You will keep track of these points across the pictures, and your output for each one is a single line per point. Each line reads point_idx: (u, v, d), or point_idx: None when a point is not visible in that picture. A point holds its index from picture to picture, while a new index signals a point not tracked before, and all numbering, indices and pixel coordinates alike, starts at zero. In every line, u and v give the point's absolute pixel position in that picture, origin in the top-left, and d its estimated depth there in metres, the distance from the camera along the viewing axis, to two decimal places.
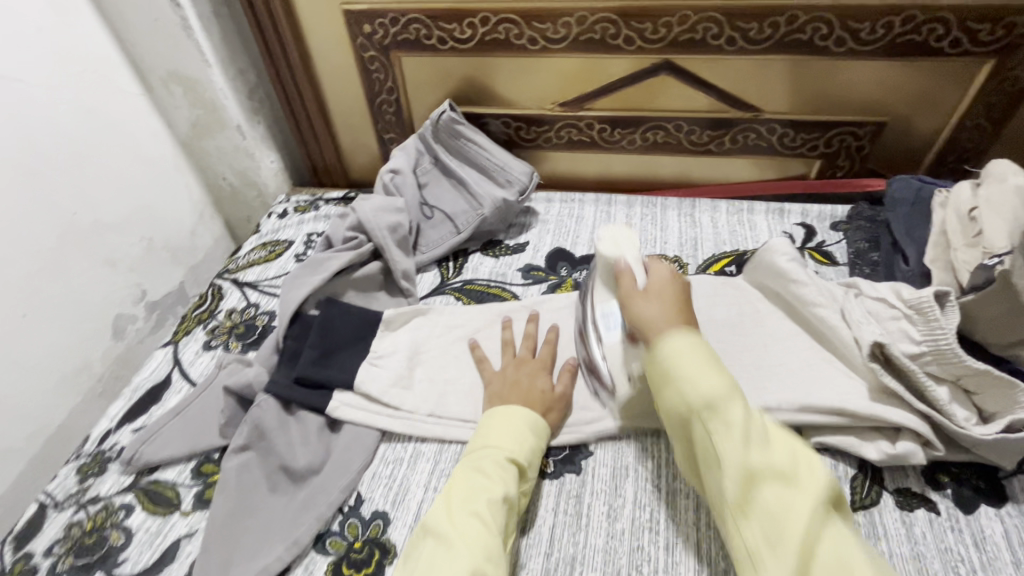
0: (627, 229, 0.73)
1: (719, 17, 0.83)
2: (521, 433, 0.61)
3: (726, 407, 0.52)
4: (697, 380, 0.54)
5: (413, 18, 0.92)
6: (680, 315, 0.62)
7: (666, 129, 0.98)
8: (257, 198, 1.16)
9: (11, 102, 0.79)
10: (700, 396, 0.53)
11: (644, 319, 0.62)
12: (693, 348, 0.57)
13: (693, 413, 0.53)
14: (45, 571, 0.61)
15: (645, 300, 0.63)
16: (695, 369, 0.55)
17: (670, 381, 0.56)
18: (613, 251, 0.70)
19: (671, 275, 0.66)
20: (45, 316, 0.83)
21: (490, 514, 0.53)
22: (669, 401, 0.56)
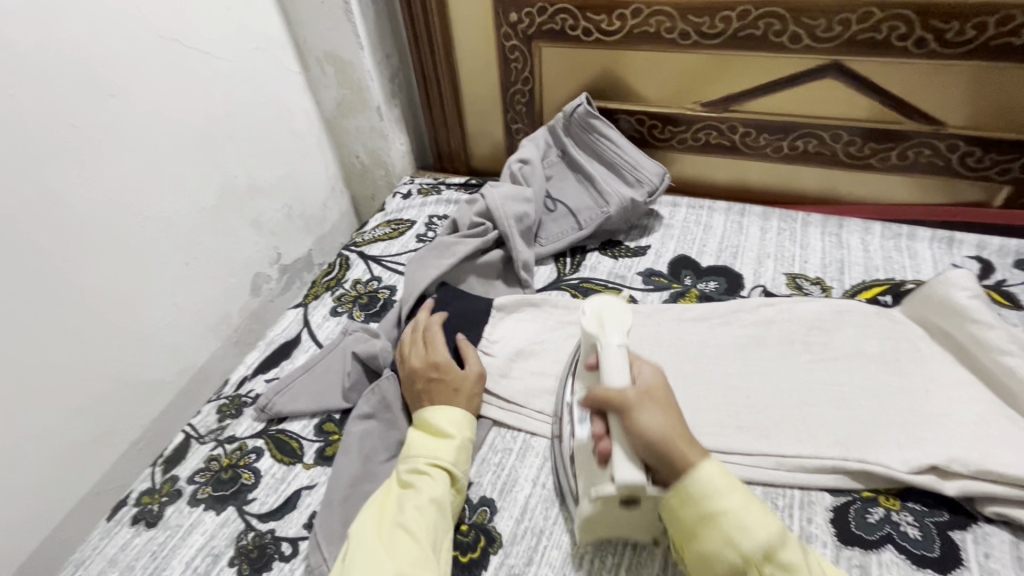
0: (621, 305, 0.62)
1: (908, 15, 0.74)
2: (450, 436, 0.61)
3: (783, 553, 0.46)
4: (747, 523, 0.47)
5: (561, 8, 0.92)
6: (686, 435, 0.52)
7: (820, 138, 0.89)
8: (383, 177, 1.22)
9: (200, 71, 0.88)
10: (756, 546, 0.46)
11: (650, 434, 0.51)
12: (726, 480, 0.50)
13: (748, 561, 0.46)
14: (187, 495, 0.68)
15: (643, 405, 0.53)
16: (741, 503, 0.48)
17: (712, 522, 0.48)
18: (596, 329, 0.60)
19: (654, 377, 0.57)
20: (202, 265, 0.92)
21: (415, 519, 0.54)
22: (712, 551, 0.47)
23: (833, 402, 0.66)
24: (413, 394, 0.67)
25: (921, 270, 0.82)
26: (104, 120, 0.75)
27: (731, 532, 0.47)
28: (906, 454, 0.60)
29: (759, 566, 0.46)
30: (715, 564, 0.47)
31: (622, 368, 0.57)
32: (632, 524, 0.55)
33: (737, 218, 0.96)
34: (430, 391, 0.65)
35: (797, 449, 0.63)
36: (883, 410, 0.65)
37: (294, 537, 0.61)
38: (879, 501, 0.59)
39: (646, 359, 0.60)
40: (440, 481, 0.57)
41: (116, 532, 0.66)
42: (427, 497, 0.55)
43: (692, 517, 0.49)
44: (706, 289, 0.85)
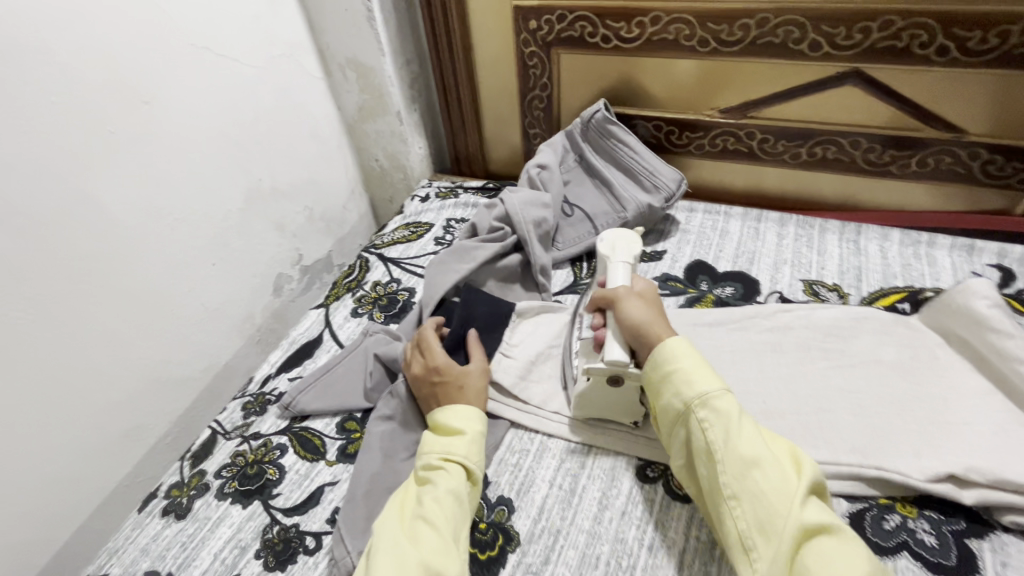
0: (632, 237, 0.76)
1: (930, 23, 0.74)
2: (463, 431, 0.62)
3: (717, 400, 0.54)
4: (691, 378, 0.56)
5: (580, 16, 0.93)
6: (666, 324, 0.62)
7: (839, 145, 0.89)
8: (402, 181, 1.24)
9: (228, 78, 0.90)
10: (693, 392, 0.55)
11: (632, 317, 0.62)
12: (684, 348, 0.58)
13: (687, 407, 0.55)
14: (214, 489, 0.70)
15: (630, 300, 0.65)
16: (690, 366, 0.57)
17: (666, 378, 0.57)
18: (607, 251, 0.74)
19: (649, 285, 0.68)
20: (227, 266, 0.95)
21: (434, 511, 0.55)
22: (664, 402, 0.57)
23: (850, 409, 0.67)
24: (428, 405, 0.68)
25: (941, 277, 0.82)
26: (138, 126, 0.78)
27: (676, 384, 0.56)
28: (924, 463, 0.60)
29: (694, 409, 0.54)
30: (667, 412, 0.57)
31: (622, 279, 0.69)
32: (617, 405, 0.65)
33: (754, 224, 0.96)
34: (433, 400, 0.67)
35: (813, 455, 0.63)
36: (900, 419, 0.65)
37: (318, 532, 0.63)
38: (896, 508, 0.60)
39: (643, 278, 0.72)
40: (456, 474, 0.58)
41: (148, 523, 0.68)
42: (444, 490, 0.56)
43: (654, 378, 0.59)
44: (722, 295, 0.85)
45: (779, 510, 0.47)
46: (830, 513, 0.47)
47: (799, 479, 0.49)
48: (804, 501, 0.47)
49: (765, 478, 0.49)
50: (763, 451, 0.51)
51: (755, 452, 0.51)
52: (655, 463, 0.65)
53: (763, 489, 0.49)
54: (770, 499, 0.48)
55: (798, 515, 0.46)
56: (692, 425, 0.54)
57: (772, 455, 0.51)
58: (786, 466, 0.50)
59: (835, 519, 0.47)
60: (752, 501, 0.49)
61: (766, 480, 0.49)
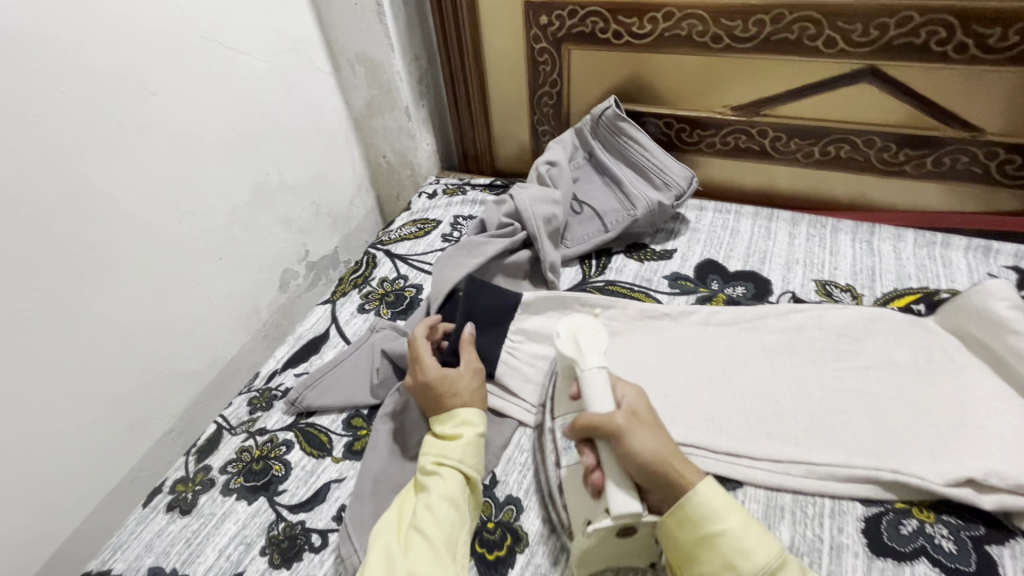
0: (593, 321, 0.63)
1: (948, 20, 0.73)
2: (458, 435, 0.61)
3: (784, 575, 0.46)
4: (745, 547, 0.47)
5: (592, 11, 0.92)
6: (679, 457, 0.53)
7: (853, 144, 0.88)
8: (409, 177, 1.23)
9: (237, 71, 0.90)
10: (756, 567, 0.46)
11: (643, 458, 0.51)
12: (723, 502, 0.50)
13: None
14: (220, 485, 0.69)
15: (634, 430, 0.53)
16: (738, 528, 0.49)
17: (711, 544, 0.48)
18: (572, 353, 0.60)
19: (636, 399, 0.57)
20: (234, 261, 0.94)
21: (427, 519, 0.54)
22: (711, 574, 0.48)
23: (865, 411, 0.66)
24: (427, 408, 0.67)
25: (956, 279, 0.81)
26: (146, 118, 0.77)
27: (731, 555, 0.47)
28: (941, 466, 0.59)
29: None
30: None
31: (604, 390, 0.57)
32: (630, 549, 0.55)
33: (765, 223, 0.95)
34: (428, 409, 0.66)
35: (828, 457, 0.62)
36: (916, 421, 0.64)
37: (324, 529, 0.62)
38: (913, 513, 0.58)
39: (627, 379, 0.60)
40: (451, 479, 0.58)
41: (152, 518, 0.68)
42: (437, 497, 0.56)
43: (692, 541, 0.49)
44: (734, 294, 0.84)
45: None
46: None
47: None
48: None
49: None
50: None
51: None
52: None
53: None
54: None
55: None
56: None
57: None
58: None
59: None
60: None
61: None
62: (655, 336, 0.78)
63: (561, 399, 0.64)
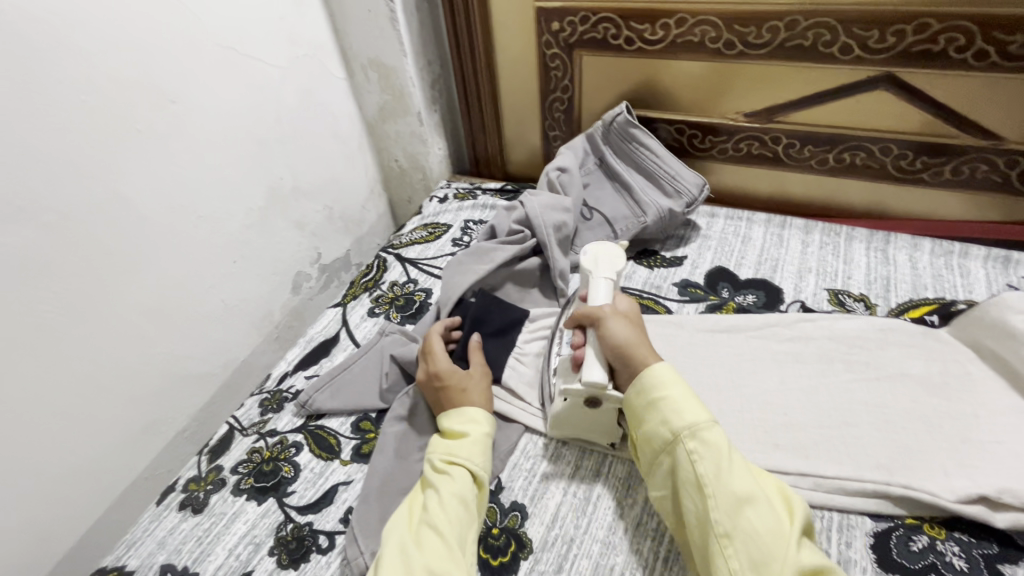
0: (618, 249, 0.73)
1: (969, 26, 0.71)
2: (465, 433, 0.62)
3: (708, 433, 0.54)
4: (680, 408, 0.56)
5: (604, 17, 0.92)
6: (648, 347, 0.62)
7: (869, 151, 0.87)
8: (421, 181, 1.24)
9: (253, 77, 0.91)
10: (684, 423, 0.55)
11: (616, 341, 0.62)
12: (672, 375, 0.58)
13: (676, 436, 0.55)
14: (231, 485, 0.71)
15: (613, 321, 0.64)
16: (678, 395, 0.57)
17: (653, 407, 0.57)
18: (590, 266, 0.72)
19: (632, 306, 0.68)
20: (248, 263, 0.96)
21: (438, 515, 0.55)
22: (650, 429, 0.57)
23: (876, 424, 0.65)
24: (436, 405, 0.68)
25: (973, 289, 0.79)
26: (164, 124, 0.79)
27: (666, 413, 0.56)
28: (953, 482, 0.58)
29: (685, 442, 0.54)
30: (656, 441, 0.56)
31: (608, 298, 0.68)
32: (596, 426, 0.65)
33: (778, 230, 0.94)
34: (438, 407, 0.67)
35: (837, 471, 0.61)
36: (929, 436, 0.63)
37: (331, 531, 0.63)
38: (924, 529, 0.57)
39: (629, 295, 0.71)
40: (460, 477, 0.58)
41: (165, 516, 0.69)
42: (447, 494, 0.56)
43: (640, 405, 0.58)
44: (744, 302, 0.84)
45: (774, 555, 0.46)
46: (819, 553, 0.48)
47: (790, 522, 0.49)
48: (803, 554, 0.46)
49: (759, 517, 0.49)
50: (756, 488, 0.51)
51: (747, 488, 0.50)
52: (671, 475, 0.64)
53: (757, 527, 0.48)
54: (766, 541, 0.47)
55: (795, 560, 0.46)
56: (682, 456, 0.54)
57: (765, 498, 0.50)
58: (781, 515, 0.49)
59: (824, 559, 0.47)
60: (746, 542, 0.48)
61: (762, 521, 0.48)
62: (663, 344, 0.77)
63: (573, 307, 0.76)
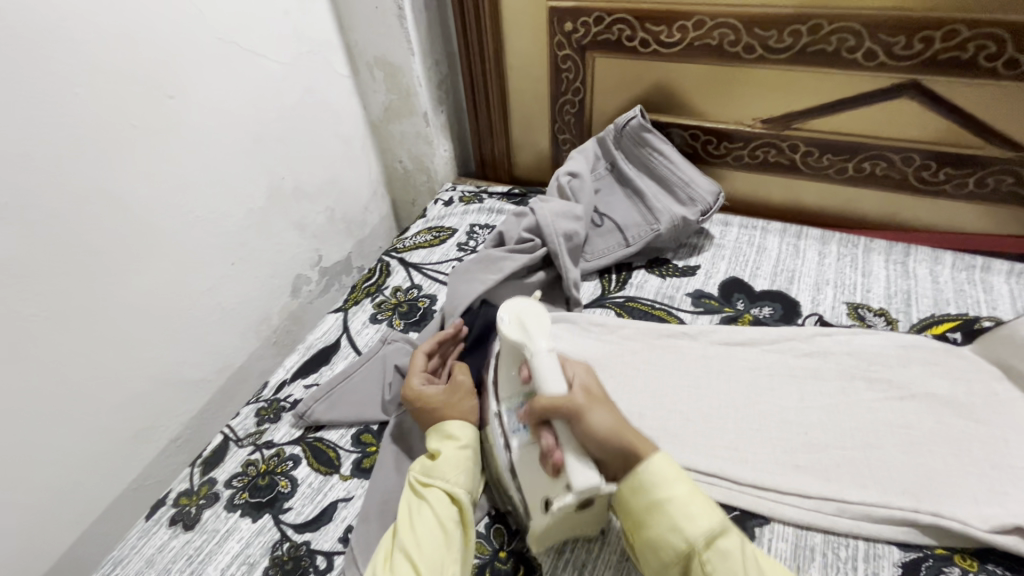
0: (534, 302, 0.61)
1: (999, 33, 0.69)
2: (439, 451, 0.59)
3: (723, 540, 0.47)
4: (692, 512, 0.48)
5: (619, 18, 0.89)
6: (635, 431, 0.54)
7: (890, 161, 0.84)
8: (425, 183, 1.21)
9: (255, 74, 0.88)
10: (698, 531, 0.47)
11: (602, 429, 0.52)
12: (674, 471, 0.51)
13: (691, 549, 0.47)
14: (224, 500, 0.67)
15: (592, 405, 0.53)
16: (685, 498, 0.49)
17: (660, 510, 0.49)
18: (520, 337, 0.57)
19: (583, 377, 0.58)
20: (246, 266, 0.93)
21: (413, 545, 0.52)
22: (658, 537, 0.49)
23: (902, 446, 0.62)
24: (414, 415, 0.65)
25: (997, 306, 0.77)
26: (162, 121, 0.76)
27: (677, 521, 0.48)
28: (987, 512, 0.55)
29: (701, 552, 0.47)
30: (667, 554, 0.48)
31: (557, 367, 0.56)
32: (581, 522, 0.56)
33: (793, 240, 0.91)
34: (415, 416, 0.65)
35: (862, 496, 0.58)
36: (958, 460, 0.60)
37: (329, 551, 0.60)
38: (956, 560, 0.54)
39: (569, 361, 0.61)
40: (437, 502, 0.55)
41: (154, 532, 0.66)
42: (419, 519, 0.54)
43: (644, 509, 0.50)
44: (760, 315, 0.81)
45: None
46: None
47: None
48: None
49: None
50: None
51: None
52: None
53: None
54: None
55: None
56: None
57: None
58: None
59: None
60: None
61: None
62: (677, 357, 0.74)
63: (503, 386, 0.61)
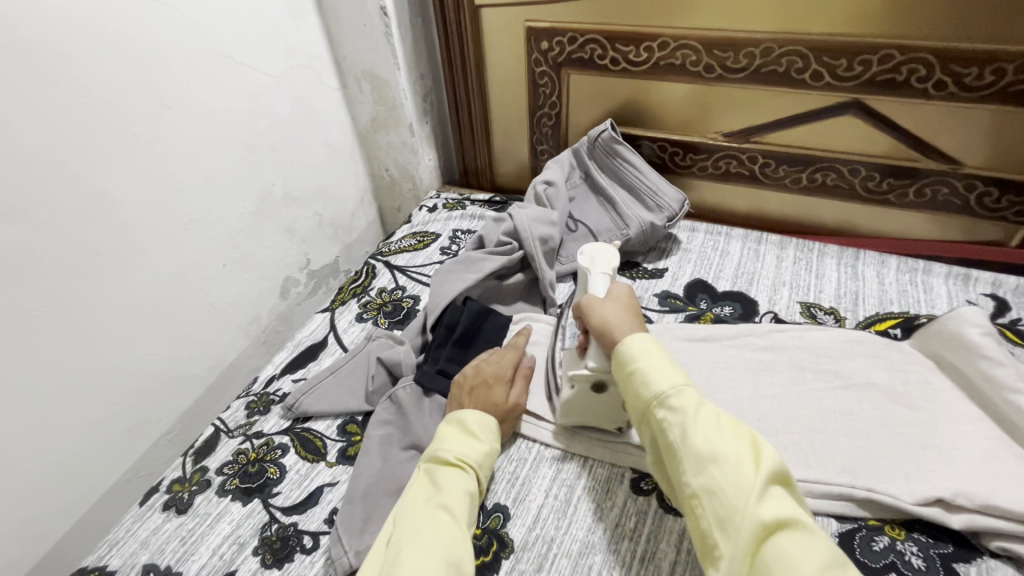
0: (608, 248, 0.77)
1: (927, 58, 0.76)
2: (481, 438, 0.63)
3: (677, 397, 0.54)
4: (654, 372, 0.56)
5: (591, 38, 0.96)
6: (635, 323, 0.63)
7: (839, 172, 0.92)
8: (411, 191, 1.27)
9: (247, 85, 0.93)
10: (655, 389, 0.55)
11: (601, 320, 0.64)
12: (650, 345, 0.59)
13: (652, 404, 0.55)
14: (215, 486, 0.71)
15: (600, 301, 0.67)
16: (654, 363, 0.57)
17: (631, 377, 0.58)
18: (585, 263, 0.75)
19: (623, 288, 0.69)
20: (237, 267, 0.97)
21: (455, 506, 0.56)
22: (632, 400, 0.57)
23: (843, 431, 0.68)
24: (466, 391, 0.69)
25: (935, 305, 0.83)
26: (160, 130, 0.81)
27: (640, 384, 0.57)
28: (914, 486, 0.61)
29: (660, 404, 0.55)
30: (637, 413, 0.57)
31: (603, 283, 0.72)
32: (604, 412, 0.67)
33: (754, 246, 0.98)
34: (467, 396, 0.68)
35: (804, 474, 0.64)
36: (891, 441, 0.66)
37: (315, 531, 0.64)
38: (886, 530, 0.60)
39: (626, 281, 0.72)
40: (472, 476, 0.60)
41: (148, 517, 0.69)
42: (464, 489, 0.58)
43: (621, 378, 0.59)
44: (721, 313, 0.87)
45: (753, 509, 0.45)
46: (789, 503, 0.46)
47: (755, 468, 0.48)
48: (779, 504, 0.46)
49: (722, 469, 0.49)
50: (725, 440, 0.50)
51: (712, 444, 0.50)
52: (649, 477, 0.66)
53: (720, 482, 0.48)
54: (732, 494, 0.47)
55: (755, 507, 0.45)
56: (659, 424, 0.54)
57: (740, 448, 0.50)
58: (757, 458, 0.49)
59: (790, 508, 0.46)
60: (713, 500, 0.48)
61: (725, 473, 0.48)
62: None
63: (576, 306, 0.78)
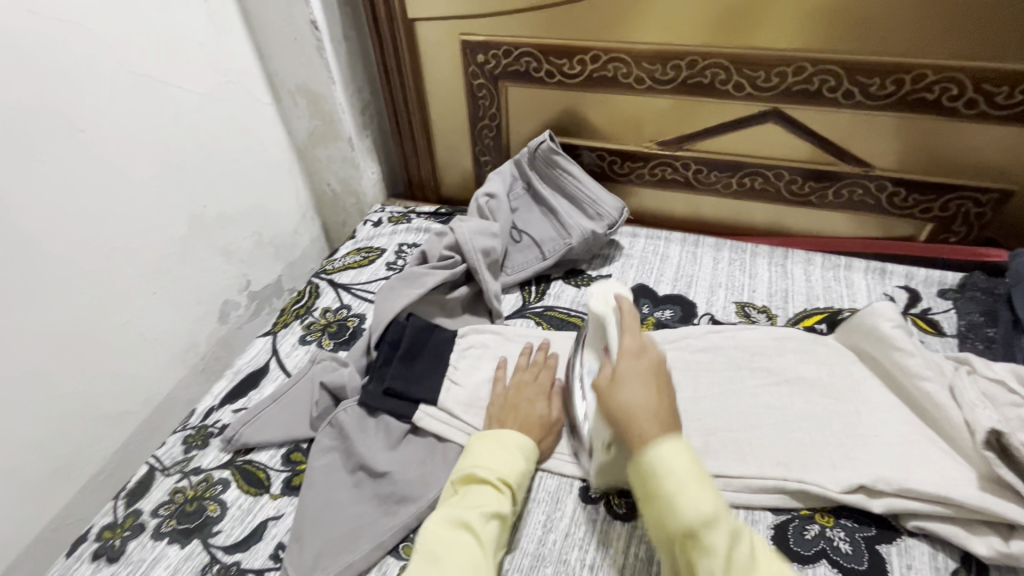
0: (616, 286, 0.73)
1: (836, 70, 0.82)
2: (517, 455, 0.62)
3: (707, 535, 0.47)
4: (686, 495, 0.50)
5: (525, 52, 0.97)
6: (664, 412, 0.56)
7: (765, 177, 0.97)
8: (355, 205, 1.25)
9: (172, 103, 0.89)
10: (687, 517, 0.49)
11: (628, 411, 0.57)
12: (679, 456, 0.52)
13: (680, 535, 0.49)
14: (151, 529, 0.68)
15: (625, 388, 0.58)
16: (679, 480, 0.51)
17: (656, 498, 0.51)
18: (602, 309, 0.69)
19: (638, 357, 0.61)
20: (169, 295, 0.92)
21: (480, 529, 0.55)
22: (658, 519, 0.51)
23: (775, 425, 0.71)
24: (502, 407, 0.69)
25: (856, 298, 0.89)
26: (75, 156, 0.76)
27: (667, 504, 0.50)
28: (840, 474, 0.64)
29: (687, 539, 0.49)
30: (661, 533, 0.51)
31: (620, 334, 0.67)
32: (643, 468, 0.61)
33: (692, 249, 1.02)
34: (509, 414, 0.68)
35: (740, 470, 0.67)
36: (817, 431, 0.70)
37: (259, 569, 0.62)
38: (815, 518, 0.65)
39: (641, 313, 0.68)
40: (506, 497, 0.59)
41: (76, 569, 0.65)
42: (494, 511, 0.57)
43: (644, 487, 0.53)
44: (662, 317, 0.90)
45: None
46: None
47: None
48: None
49: None
50: None
51: None
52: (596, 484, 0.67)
53: None
54: None
55: None
56: (689, 560, 0.48)
57: None
58: None
59: None
60: None
61: None
62: None
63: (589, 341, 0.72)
